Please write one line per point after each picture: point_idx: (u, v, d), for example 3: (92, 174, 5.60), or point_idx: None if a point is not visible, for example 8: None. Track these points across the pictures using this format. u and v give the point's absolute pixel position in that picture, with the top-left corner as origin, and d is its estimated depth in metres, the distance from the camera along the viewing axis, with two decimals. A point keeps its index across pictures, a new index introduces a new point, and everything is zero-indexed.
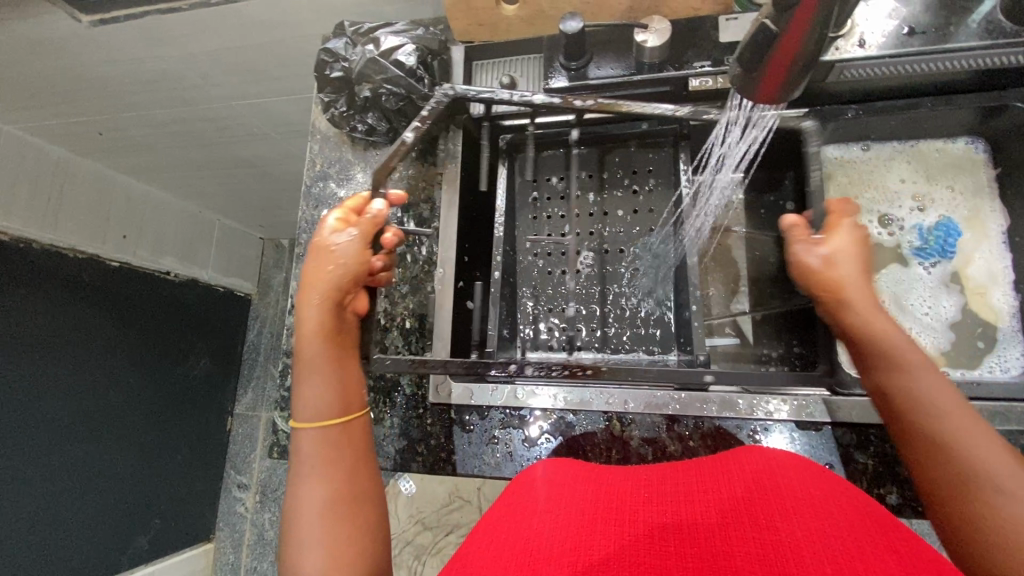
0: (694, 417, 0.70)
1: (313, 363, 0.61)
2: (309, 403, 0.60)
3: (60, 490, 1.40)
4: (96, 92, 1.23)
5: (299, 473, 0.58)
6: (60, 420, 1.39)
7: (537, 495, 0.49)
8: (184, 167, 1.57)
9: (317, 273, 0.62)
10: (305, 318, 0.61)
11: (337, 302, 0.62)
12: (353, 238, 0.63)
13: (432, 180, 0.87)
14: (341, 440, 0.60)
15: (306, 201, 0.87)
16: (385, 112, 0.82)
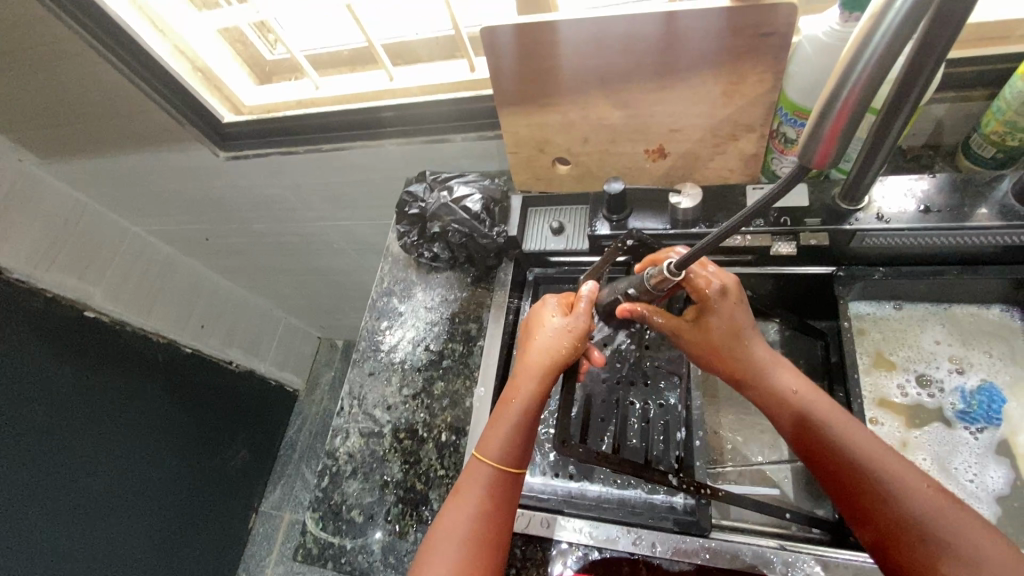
0: (725, 570, 0.66)
1: (512, 415, 0.65)
2: (495, 445, 0.63)
3: (83, 573, 1.40)
4: (214, 208, 1.48)
5: (455, 505, 0.61)
6: (103, 496, 1.45)
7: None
8: (268, 270, 1.78)
9: (547, 342, 0.67)
10: (528, 375, 0.66)
11: (557, 372, 0.66)
12: (582, 317, 0.68)
13: (482, 304, 0.94)
14: (500, 497, 0.61)
15: (369, 313, 0.98)
16: (449, 244, 0.94)
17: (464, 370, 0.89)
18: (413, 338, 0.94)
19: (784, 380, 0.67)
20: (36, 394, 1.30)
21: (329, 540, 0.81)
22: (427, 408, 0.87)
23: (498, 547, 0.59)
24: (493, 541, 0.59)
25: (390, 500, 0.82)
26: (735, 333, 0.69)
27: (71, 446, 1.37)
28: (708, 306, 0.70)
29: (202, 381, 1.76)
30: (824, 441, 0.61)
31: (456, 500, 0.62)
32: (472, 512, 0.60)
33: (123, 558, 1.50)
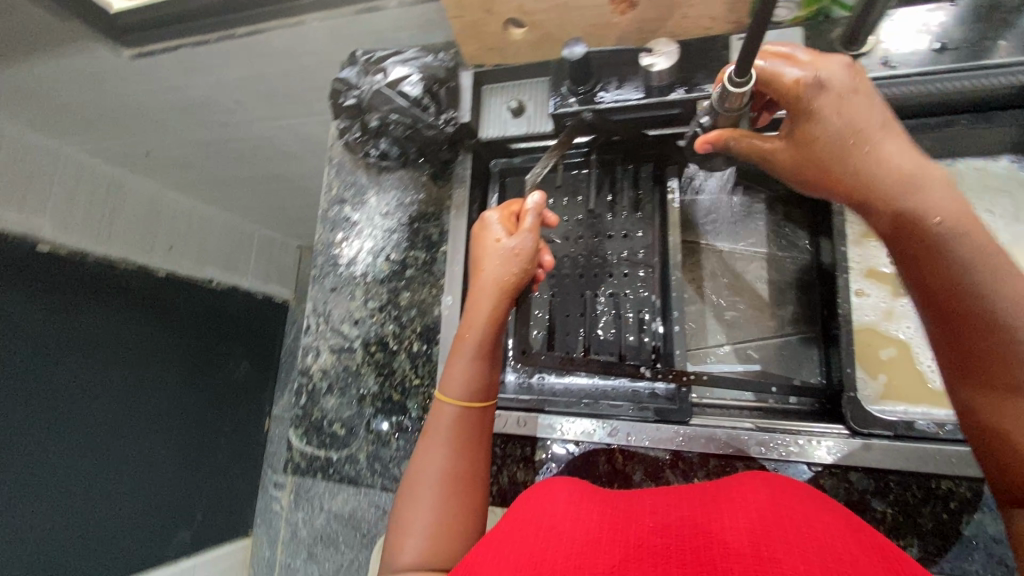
0: (699, 452, 0.67)
1: (471, 350, 0.61)
2: (457, 381, 0.60)
3: (114, 487, 1.47)
4: (142, 117, 1.30)
5: (426, 445, 0.58)
6: (111, 420, 1.47)
7: (519, 525, 0.45)
8: (224, 182, 1.65)
9: (494, 271, 0.61)
10: (479, 303, 0.61)
11: (508, 300, 0.61)
12: (529, 239, 0.62)
13: (441, 204, 0.86)
14: (471, 432, 0.59)
15: (322, 225, 0.90)
16: (396, 138, 0.83)
17: (430, 278, 0.84)
18: (371, 248, 0.87)
19: (931, 200, 0.46)
20: (15, 333, 1.26)
21: (315, 453, 0.82)
22: (395, 320, 0.84)
23: (478, 478, 0.57)
24: (468, 473, 0.57)
25: (370, 411, 0.81)
26: (854, 137, 0.50)
27: (65, 378, 1.36)
28: (805, 124, 0.52)
29: (181, 305, 1.72)
30: (961, 293, 0.43)
31: (425, 438, 0.59)
32: (442, 451, 0.57)
33: (147, 469, 1.58)
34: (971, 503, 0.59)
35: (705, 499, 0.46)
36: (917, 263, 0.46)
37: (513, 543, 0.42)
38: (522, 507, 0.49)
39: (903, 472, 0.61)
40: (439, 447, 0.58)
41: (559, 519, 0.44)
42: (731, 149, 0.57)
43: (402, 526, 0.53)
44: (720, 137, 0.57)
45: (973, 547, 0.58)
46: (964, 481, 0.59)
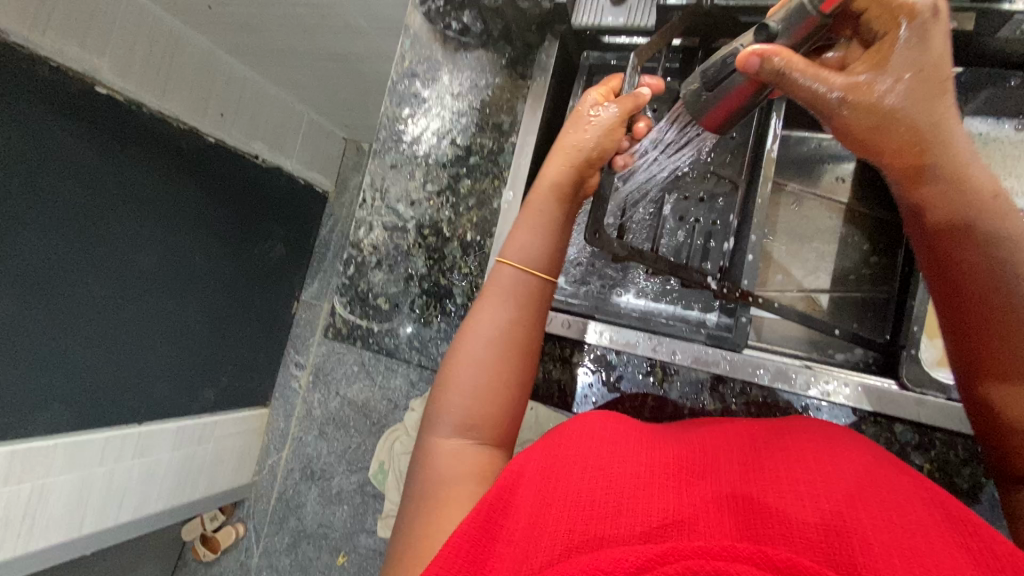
0: (741, 380, 0.66)
1: (539, 214, 0.61)
2: (521, 246, 0.59)
3: (151, 336, 1.56)
4: None
5: (482, 306, 0.58)
6: (155, 274, 1.53)
7: (565, 452, 0.46)
8: (282, 53, 1.59)
9: (576, 138, 0.61)
10: (552, 165, 0.61)
11: (585, 172, 0.61)
12: (614, 112, 0.61)
13: (518, 94, 0.81)
14: (528, 306, 0.58)
15: (390, 97, 0.87)
16: (482, 11, 0.77)
17: (494, 170, 0.81)
18: (437, 129, 0.84)
19: (972, 169, 0.51)
20: (71, 173, 1.27)
21: (357, 322, 0.84)
22: (452, 206, 0.82)
23: (530, 351, 0.57)
24: (518, 347, 0.56)
25: (415, 291, 0.82)
26: (938, 89, 0.51)
27: (115, 226, 1.39)
28: (885, 74, 0.52)
29: (226, 177, 1.72)
30: (980, 261, 0.50)
31: (482, 302, 0.58)
32: (497, 320, 0.57)
33: (181, 327, 1.65)
34: None
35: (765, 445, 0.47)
36: (943, 228, 0.52)
37: (565, 477, 0.43)
38: (564, 431, 0.50)
39: (951, 432, 0.61)
40: (495, 316, 0.57)
41: (608, 455, 0.45)
42: (779, 75, 0.54)
43: (449, 383, 0.55)
44: (773, 54, 0.53)
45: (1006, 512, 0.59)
46: None
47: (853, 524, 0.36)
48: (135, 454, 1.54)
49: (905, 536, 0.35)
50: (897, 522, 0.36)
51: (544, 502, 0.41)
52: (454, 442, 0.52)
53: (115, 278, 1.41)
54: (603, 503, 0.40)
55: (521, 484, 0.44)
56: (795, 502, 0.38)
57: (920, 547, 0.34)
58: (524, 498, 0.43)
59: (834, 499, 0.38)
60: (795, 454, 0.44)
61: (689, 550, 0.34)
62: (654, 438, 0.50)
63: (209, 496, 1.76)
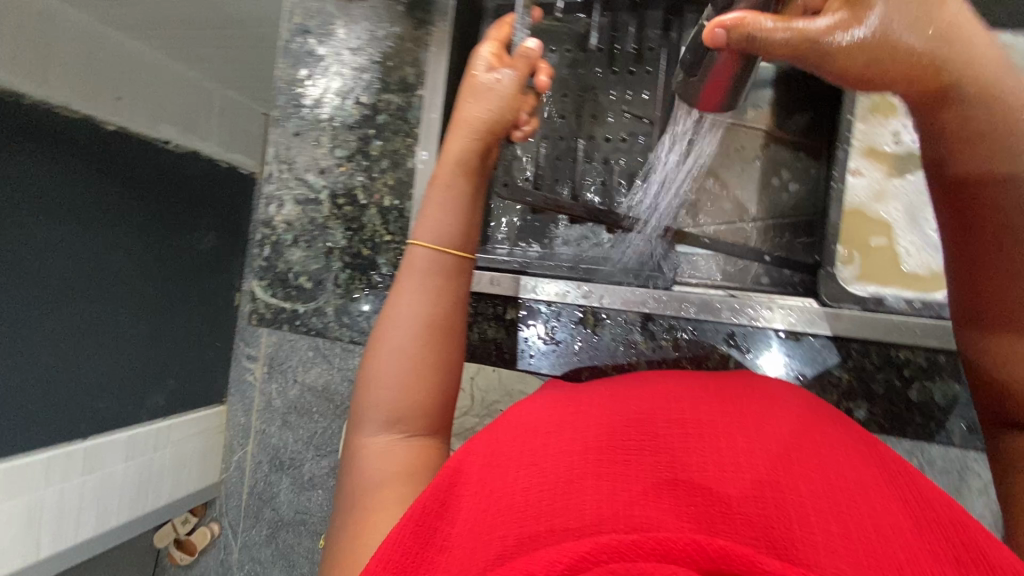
0: (670, 317, 0.67)
1: (446, 192, 0.55)
2: (432, 228, 0.54)
3: (132, 364, 1.39)
4: None
5: (399, 293, 0.53)
6: (124, 293, 1.33)
7: (508, 447, 0.42)
8: (178, 28, 1.37)
9: (472, 108, 0.56)
10: (453, 140, 0.56)
11: (487, 145, 0.56)
12: (511, 75, 0.56)
13: (420, 42, 0.76)
14: (448, 287, 0.53)
15: (283, 59, 0.80)
16: None
17: (403, 127, 0.76)
18: (339, 89, 0.78)
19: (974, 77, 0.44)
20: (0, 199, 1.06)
21: (281, 305, 0.80)
22: (365, 171, 0.77)
23: (456, 335, 0.53)
24: (441, 329, 0.53)
25: (337, 266, 0.78)
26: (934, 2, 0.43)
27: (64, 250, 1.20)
28: (868, 10, 0.44)
29: (167, 158, 1.45)
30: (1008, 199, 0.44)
31: (398, 288, 0.53)
32: (417, 305, 0.52)
33: (155, 351, 1.47)
34: (922, 373, 0.62)
35: (708, 404, 0.44)
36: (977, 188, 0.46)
37: (501, 474, 0.39)
38: (505, 426, 0.46)
39: (866, 342, 0.63)
40: (413, 301, 0.52)
41: (543, 442, 0.41)
42: (753, 40, 0.45)
43: (372, 381, 0.51)
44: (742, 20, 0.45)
45: (919, 411, 0.63)
46: (921, 353, 0.61)
47: (792, 494, 0.35)
48: (85, 470, 1.30)
49: (844, 500, 0.35)
50: (836, 485, 0.36)
51: (482, 508, 0.37)
52: (383, 444, 0.48)
53: (40, 285, 1.17)
54: (540, 498, 0.36)
55: (462, 482, 0.40)
56: (739, 477, 0.36)
57: (858, 511, 0.34)
58: (461, 505, 0.39)
59: (776, 471, 0.36)
60: (739, 420, 0.42)
61: (625, 541, 0.31)
62: (598, 404, 0.46)
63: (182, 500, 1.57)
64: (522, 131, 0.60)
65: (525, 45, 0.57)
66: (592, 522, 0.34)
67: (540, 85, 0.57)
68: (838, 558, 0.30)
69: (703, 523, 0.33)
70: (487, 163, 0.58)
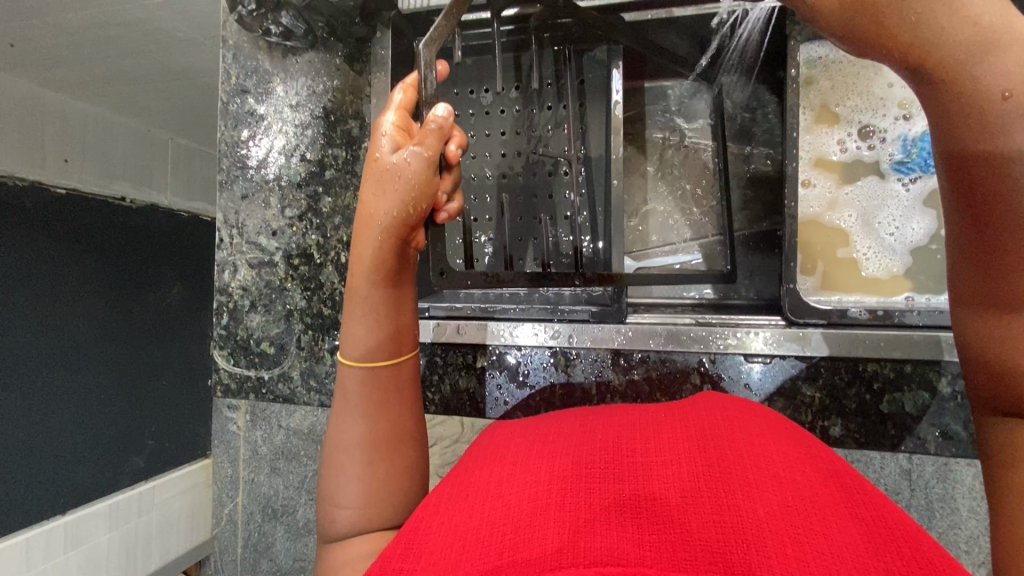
0: (640, 351, 0.67)
1: (366, 299, 0.49)
2: (359, 338, 0.50)
3: (65, 417, 1.38)
4: None
5: (341, 407, 0.51)
6: (89, 339, 1.45)
7: (471, 490, 0.40)
8: (116, 79, 1.33)
9: (378, 203, 0.47)
10: (362, 244, 0.48)
11: (400, 241, 0.48)
12: (418, 154, 0.46)
13: (361, 93, 0.75)
14: (387, 390, 0.51)
15: (223, 120, 0.78)
16: (298, 10, 0.70)
17: (353, 181, 0.75)
18: (283, 147, 0.76)
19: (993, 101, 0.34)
20: None
21: (245, 373, 0.77)
22: (318, 229, 0.75)
23: (409, 429, 0.52)
24: (392, 429, 0.50)
25: (299, 328, 0.76)
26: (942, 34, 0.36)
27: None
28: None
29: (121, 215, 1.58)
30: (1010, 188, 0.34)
31: (339, 401, 0.51)
32: (358, 415, 0.50)
33: (92, 405, 1.45)
34: (892, 383, 0.62)
35: (674, 429, 0.44)
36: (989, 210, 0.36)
37: (463, 515, 0.37)
38: (470, 467, 0.45)
39: (834, 357, 0.64)
40: (354, 412, 0.50)
41: (511, 481, 0.40)
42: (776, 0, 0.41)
43: (330, 499, 0.49)
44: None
45: (893, 419, 0.63)
46: (888, 364, 0.62)
47: (748, 515, 0.33)
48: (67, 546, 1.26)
49: (799, 518, 0.33)
50: (793, 505, 0.34)
51: (447, 543, 0.35)
52: (341, 559, 0.46)
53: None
54: (503, 535, 0.34)
55: (424, 525, 0.39)
56: (697, 494, 0.35)
57: (816, 513, 0.33)
58: (426, 542, 0.37)
59: (732, 487, 0.35)
60: (695, 439, 0.42)
61: None
62: (564, 435, 0.46)
63: None
64: (448, 209, 0.51)
65: (433, 112, 0.46)
66: (553, 550, 0.32)
67: (451, 158, 0.48)
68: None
69: (661, 548, 0.31)
70: (406, 257, 0.50)
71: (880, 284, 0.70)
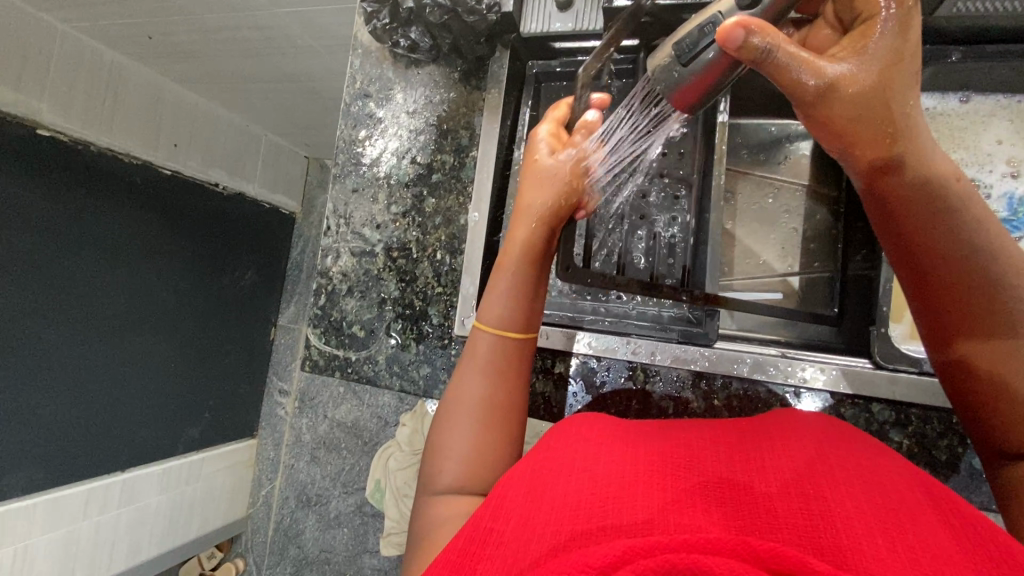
0: (722, 376, 0.68)
1: (513, 277, 0.58)
2: (497, 309, 0.58)
3: (140, 381, 1.48)
4: (136, 4, 1.14)
5: (465, 368, 0.57)
6: (169, 311, 1.55)
7: (555, 463, 0.43)
8: (233, 78, 1.46)
9: (538, 195, 0.60)
10: (517, 231, 0.60)
11: (551, 228, 0.60)
12: (574, 154, 0.62)
13: (474, 107, 0.81)
14: (507, 361, 0.56)
15: (344, 120, 0.85)
16: (428, 26, 0.76)
17: (457, 186, 0.81)
18: (396, 149, 0.83)
19: (935, 157, 0.48)
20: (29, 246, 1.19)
21: (334, 352, 0.83)
22: (419, 226, 0.81)
23: (517, 404, 0.55)
24: (505, 398, 0.55)
25: (390, 316, 0.81)
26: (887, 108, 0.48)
27: (88, 281, 1.32)
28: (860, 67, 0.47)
29: (214, 199, 1.68)
30: (951, 246, 0.47)
31: (464, 364, 0.57)
32: (479, 376, 0.55)
33: (161, 373, 1.54)
34: None
35: (753, 433, 0.45)
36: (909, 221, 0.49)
37: (550, 484, 0.40)
38: (550, 444, 0.48)
39: (926, 407, 0.63)
40: (477, 374, 0.56)
41: (594, 460, 0.42)
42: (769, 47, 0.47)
43: (437, 452, 0.53)
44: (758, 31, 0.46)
45: (981, 479, 0.61)
46: None
47: (836, 506, 0.34)
48: (121, 502, 1.43)
49: (886, 514, 0.33)
50: (879, 503, 0.34)
51: (534, 508, 0.38)
52: (443, 507, 0.48)
53: (93, 317, 1.33)
54: (590, 502, 0.37)
55: (511, 489, 0.42)
56: (780, 486, 0.36)
57: (902, 513, 0.34)
58: (512, 506, 0.40)
59: (815, 480, 0.36)
60: (775, 442, 0.43)
61: (672, 541, 0.30)
62: (642, 432, 0.48)
63: (204, 534, 1.63)
64: (586, 208, 0.66)
65: (584, 119, 0.63)
66: (641, 522, 0.34)
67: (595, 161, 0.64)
68: (882, 563, 0.29)
69: (749, 529, 0.33)
70: (550, 247, 0.61)
71: None
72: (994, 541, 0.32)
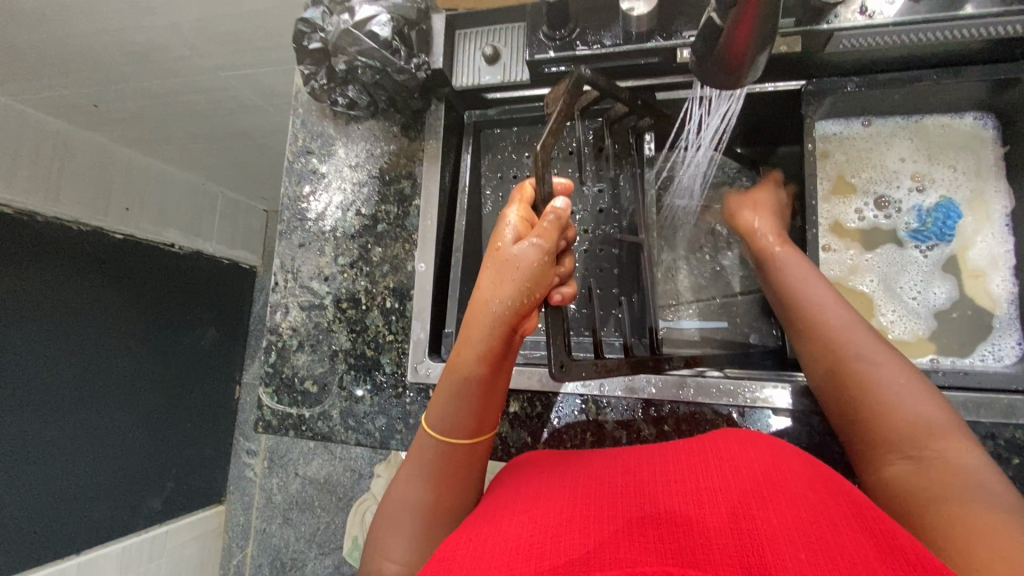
0: (670, 401, 0.70)
1: (463, 380, 0.56)
2: (446, 415, 0.57)
3: (94, 455, 1.40)
4: (79, 75, 1.15)
5: (414, 470, 0.57)
6: (126, 378, 1.49)
7: (501, 510, 0.43)
8: (183, 139, 1.47)
9: (495, 293, 0.52)
10: (472, 334, 0.54)
11: (508, 329, 0.53)
12: (536, 246, 0.51)
13: (414, 157, 0.83)
14: (453, 466, 0.57)
15: (289, 177, 0.86)
16: (364, 85, 0.78)
17: (402, 234, 0.82)
18: (340, 202, 0.84)
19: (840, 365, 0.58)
20: None
21: (287, 411, 0.81)
22: (367, 276, 0.82)
23: (464, 506, 0.56)
24: (451, 500, 0.56)
25: (342, 368, 0.80)
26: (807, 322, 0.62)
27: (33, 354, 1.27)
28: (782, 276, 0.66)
29: (169, 259, 1.65)
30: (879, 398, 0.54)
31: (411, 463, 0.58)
32: (426, 477, 0.56)
33: (118, 444, 1.46)
34: None
35: (686, 454, 0.46)
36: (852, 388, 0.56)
37: (494, 529, 0.40)
38: (500, 492, 0.48)
39: None
40: (424, 476, 0.56)
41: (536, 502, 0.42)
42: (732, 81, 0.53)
43: (381, 552, 0.53)
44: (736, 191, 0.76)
45: None
46: None
47: (762, 522, 0.35)
48: None
49: (811, 529, 0.34)
50: (801, 515, 0.36)
51: (476, 555, 0.37)
52: None
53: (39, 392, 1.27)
54: (534, 546, 0.37)
55: (457, 537, 0.41)
56: (711, 509, 0.37)
57: (825, 524, 0.35)
58: (458, 552, 0.39)
59: (740, 500, 0.37)
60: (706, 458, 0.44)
61: None
62: (585, 467, 0.49)
63: None
64: (562, 293, 0.55)
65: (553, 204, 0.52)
66: (579, 562, 0.34)
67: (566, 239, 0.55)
68: None
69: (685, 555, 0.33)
70: (513, 341, 0.55)
71: (909, 346, 0.74)
72: (910, 550, 0.33)
